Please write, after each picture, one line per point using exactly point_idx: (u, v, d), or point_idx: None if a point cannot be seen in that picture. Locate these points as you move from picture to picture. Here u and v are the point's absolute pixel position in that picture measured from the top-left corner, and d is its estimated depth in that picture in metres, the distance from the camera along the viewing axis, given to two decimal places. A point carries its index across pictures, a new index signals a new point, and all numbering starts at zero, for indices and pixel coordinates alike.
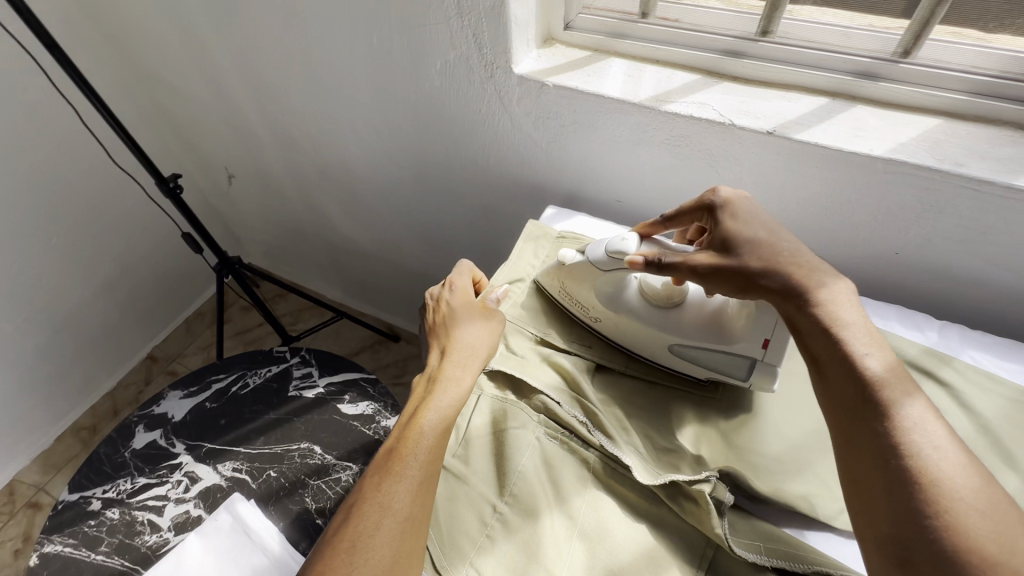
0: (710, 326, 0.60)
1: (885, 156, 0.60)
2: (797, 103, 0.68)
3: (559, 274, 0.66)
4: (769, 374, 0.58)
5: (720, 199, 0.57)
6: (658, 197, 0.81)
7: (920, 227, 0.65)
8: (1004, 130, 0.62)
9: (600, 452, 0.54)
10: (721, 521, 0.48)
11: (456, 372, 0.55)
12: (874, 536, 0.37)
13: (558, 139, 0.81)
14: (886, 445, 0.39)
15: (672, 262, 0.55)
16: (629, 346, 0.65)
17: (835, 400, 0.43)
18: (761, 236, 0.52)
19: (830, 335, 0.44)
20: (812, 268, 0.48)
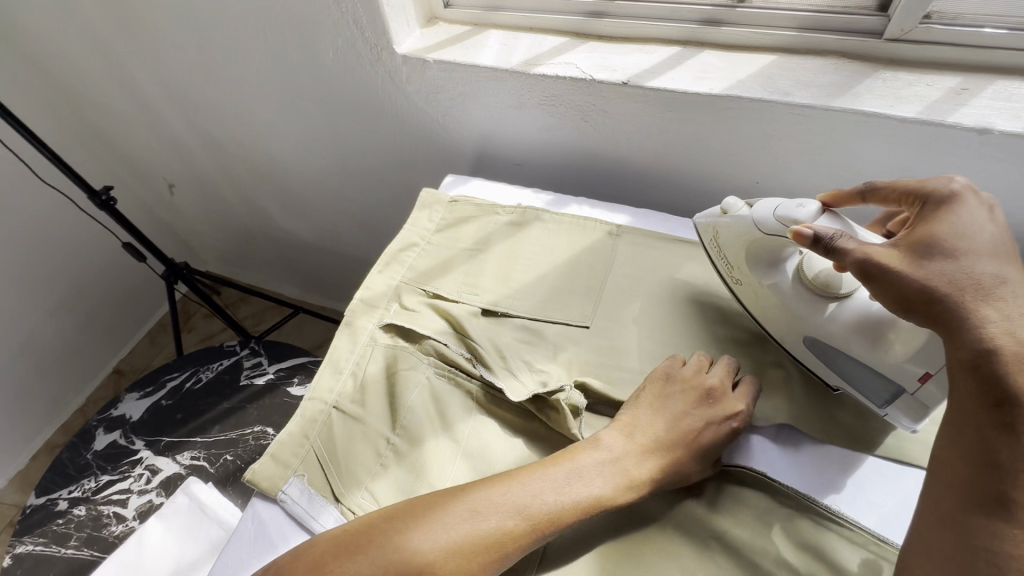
0: (866, 329, 0.51)
1: (723, 94, 0.67)
2: (652, 55, 0.74)
3: (717, 223, 0.62)
4: (910, 409, 0.51)
5: (953, 190, 0.48)
6: (548, 156, 0.87)
7: (770, 156, 0.71)
8: (830, 59, 0.68)
9: (481, 382, 0.60)
10: (575, 423, 0.56)
11: (577, 452, 0.53)
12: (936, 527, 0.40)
13: (452, 111, 0.87)
14: (1005, 557, 0.37)
15: (842, 246, 0.48)
16: (760, 318, 0.61)
17: (967, 473, 0.40)
18: (967, 255, 0.44)
19: (1001, 404, 0.39)
20: (1019, 321, 0.41)
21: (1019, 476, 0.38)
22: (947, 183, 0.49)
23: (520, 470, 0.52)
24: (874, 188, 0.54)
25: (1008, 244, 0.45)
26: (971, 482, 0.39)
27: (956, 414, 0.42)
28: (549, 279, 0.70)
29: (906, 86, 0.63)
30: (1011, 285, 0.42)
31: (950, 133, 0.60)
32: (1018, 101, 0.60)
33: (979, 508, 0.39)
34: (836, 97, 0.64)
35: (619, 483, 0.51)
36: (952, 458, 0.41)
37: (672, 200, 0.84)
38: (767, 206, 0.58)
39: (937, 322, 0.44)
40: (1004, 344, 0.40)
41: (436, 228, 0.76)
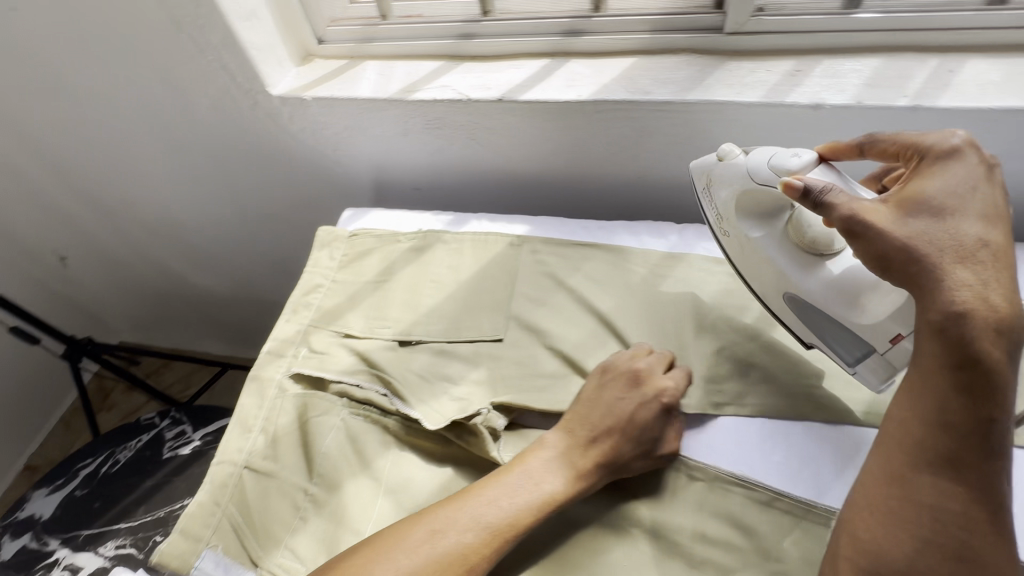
0: (839, 287, 0.53)
1: (591, 99, 0.70)
2: (523, 69, 0.77)
3: (711, 171, 0.60)
4: (879, 369, 0.52)
5: (953, 146, 0.48)
6: (446, 177, 0.88)
7: (647, 150, 0.75)
8: (684, 56, 0.73)
9: (398, 416, 0.59)
10: (494, 446, 0.56)
11: (529, 463, 0.53)
12: (890, 486, 0.44)
13: (342, 144, 0.86)
14: (946, 512, 0.42)
15: (832, 201, 0.48)
16: (745, 272, 0.62)
17: (928, 436, 0.43)
18: (950, 219, 0.45)
19: (966, 368, 0.42)
20: (989, 284, 0.43)
21: (969, 437, 0.42)
22: (946, 136, 0.49)
23: (474, 487, 0.52)
24: (871, 139, 0.53)
25: (992, 206, 0.46)
26: (926, 442, 0.43)
27: (920, 370, 0.45)
28: (457, 299, 0.70)
29: (749, 73, 0.69)
30: (989, 249, 0.44)
31: (792, 111, 0.65)
32: (844, 76, 0.66)
33: (931, 469, 0.43)
34: (690, 91, 0.68)
35: (566, 483, 0.52)
36: (913, 421, 0.44)
37: (571, 203, 0.86)
38: (762, 154, 0.57)
39: (914, 283, 0.45)
40: (971, 307, 0.42)
41: (339, 265, 0.75)
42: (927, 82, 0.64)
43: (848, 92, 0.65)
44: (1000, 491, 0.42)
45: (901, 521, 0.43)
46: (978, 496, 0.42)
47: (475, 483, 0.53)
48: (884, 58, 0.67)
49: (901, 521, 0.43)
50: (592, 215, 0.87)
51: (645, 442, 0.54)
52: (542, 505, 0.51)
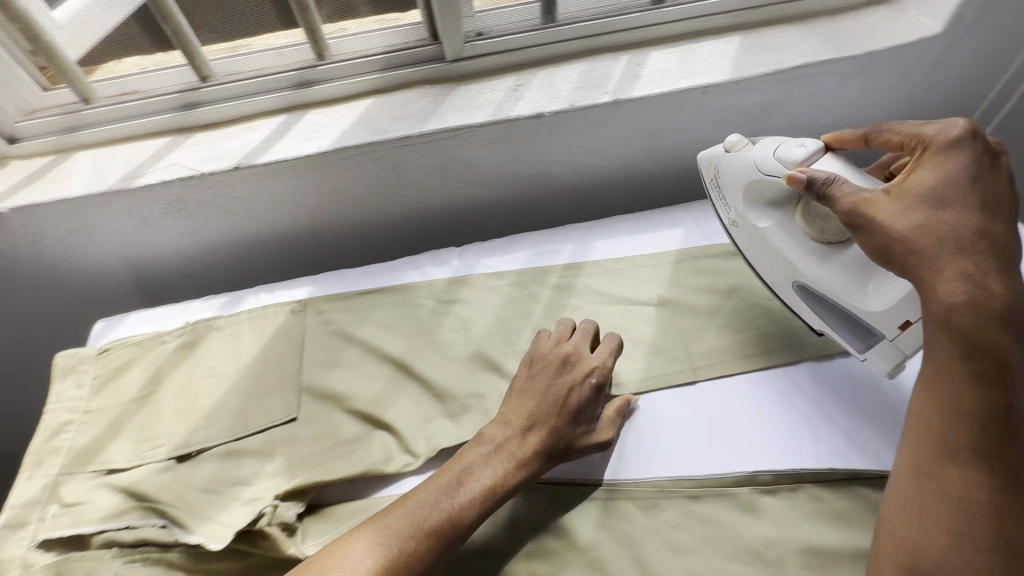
0: (848, 268, 0.55)
1: (332, 148, 0.69)
2: (260, 130, 0.73)
3: (720, 160, 0.62)
4: (889, 356, 0.54)
5: (955, 136, 0.49)
6: (215, 256, 0.80)
7: (409, 185, 0.76)
8: (417, 89, 0.75)
9: (182, 546, 0.52)
10: (290, 540, 0.52)
11: (456, 466, 0.52)
12: (917, 482, 0.46)
13: (75, 249, 0.75)
14: (972, 501, 0.44)
15: (836, 193, 0.51)
16: (755, 264, 0.63)
17: (952, 425, 0.45)
18: (948, 213, 0.47)
19: (975, 355, 0.45)
20: (988, 274, 0.46)
21: (993, 426, 0.44)
22: (947, 126, 0.50)
23: (392, 506, 0.50)
24: (877, 130, 0.55)
25: (988, 202, 0.48)
26: (944, 432, 0.45)
27: (933, 364, 0.47)
28: (240, 389, 0.64)
29: (477, 95, 0.73)
30: (983, 245, 0.46)
31: (520, 123, 0.70)
32: (556, 83, 0.73)
33: (955, 458, 0.45)
34: (426, 121, 0.70)
35: (504, 473, 0.52)
36: (930, 410, 0.46)
37: (360, 250, 0.84)
38: (769, 143, 0.59)
39: (916, 275, 0.48)
40: (969, 300, 0.45)
41: (92, 391, 0.64)
42: (622, 77, 0.72)
43: (562, 97, 0.71)
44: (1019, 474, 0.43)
45: (926, 509, 0.45)
46: (1000, 484, 0.43)
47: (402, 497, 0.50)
48: (587, 62, 0.75)
49: (920, 508, 0.45)
50: (385, 256, 0.86)
51: (575, 423, 0.54)
52: (480, 502, 0.50)
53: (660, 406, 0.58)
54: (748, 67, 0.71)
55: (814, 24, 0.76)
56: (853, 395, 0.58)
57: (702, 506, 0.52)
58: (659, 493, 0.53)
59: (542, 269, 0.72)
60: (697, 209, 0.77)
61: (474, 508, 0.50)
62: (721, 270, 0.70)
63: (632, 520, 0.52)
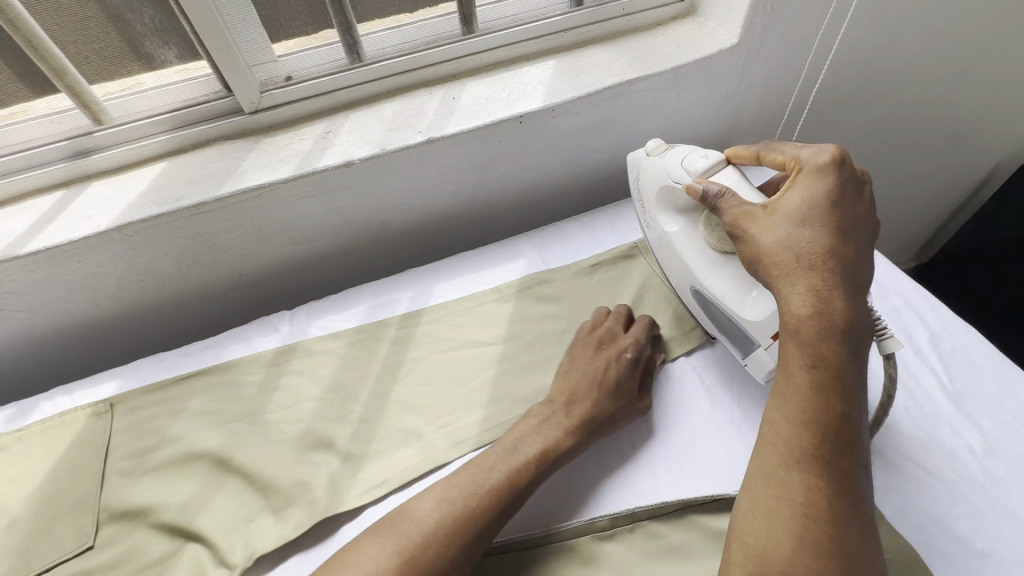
0: (735, 279, 0.55)
1: (112, 226, 0.61)
2: (29, 212, 0.64)
3: (641, 162, 0.63)
4: (763, 363, 0.52)
5: (827, 160, 0.48)
6: (6, 358, 0.70)
7: (223, 250, 0.69)
8: (217, 146, 0.69)
9: None
10: None
11: (424, 515, 0.47)
12: (767, 489, 0.42)
13: None
14: (811, 508, 0.39)
15: (719, 205, 0.51)
16: (665, 266, 0.63)
17: (802, 425, 0.41)
18: (804, 229, 0.45)
19: (825, 370, 0.42)
20: (837, 291, 0.43)
21: (833, 435, 0.41)
22: (820, 150, 0.49)
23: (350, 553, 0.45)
24: (767, 149, 0.54)
25: (847, 228, 0.46)
26: (792, 437, 0.42)
27: (784, 371, 0.44)
28: (24, 520, 0.55)
29: (283, 147, 0.67)
30: (836, 264, 0.44)
31: (329, 174, 0.65)
32: (368, 126, 0.69)
33: (801, 462, 0.41)
34: (223, 183, 0.64)
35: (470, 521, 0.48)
36: (784, 416, 0.43)
37: (189, 323, 0.76)
38: (677, 154, 0.59)
39: (776, 287, 0.46)
40: (817, 313, 0.42)
41: None
42: (436, 112, 0.70)
43: (372, 141, 0.67)
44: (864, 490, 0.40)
45: (777, 517, 0.40)
46: (839, 492, 0.39)
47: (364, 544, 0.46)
48: (401, 100, 0.71)
49: (771, 519, 0.40)
50: (221, 326, 0.79)
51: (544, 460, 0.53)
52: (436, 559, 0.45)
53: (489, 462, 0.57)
54: (562, 91, 0.70)
55: (624, 42, 0.76)
56: (684, 417, 0.57)
57: (543, 565, 0.50)
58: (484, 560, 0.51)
59: (380, 323, 0.68)
60: (539, 237, 0.76)
61: (445, 555, 0.46)
62: (562, 298, 0.69)
63: None
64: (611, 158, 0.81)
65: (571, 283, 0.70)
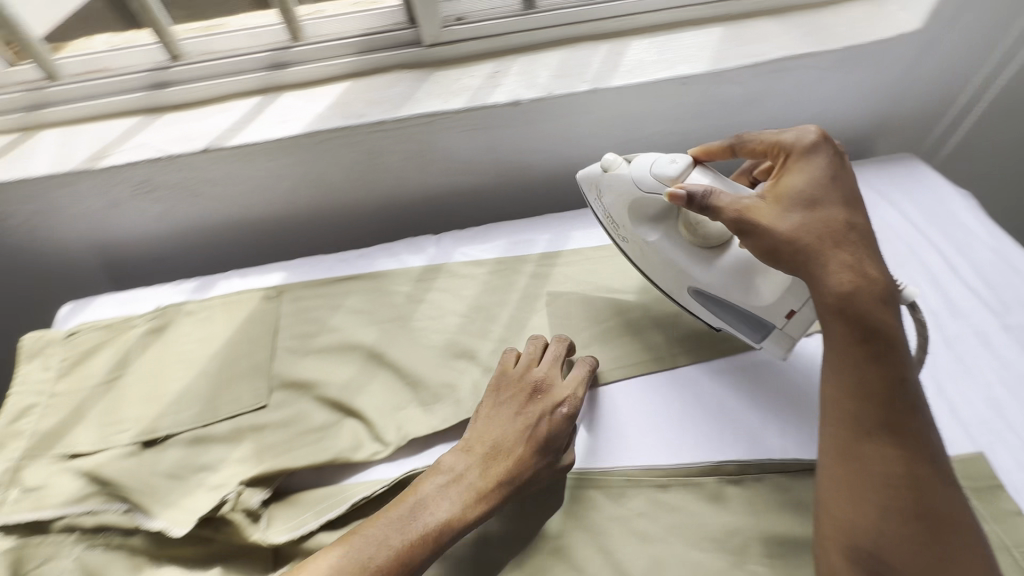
0: (741, 273, 0.55)
1: (304, 132, 0.67)
2: (231, 112, 0.71)
3: (599, 181, 0.61)
4: (783, 340, 0.55)
5: (812, 141, 0.50)
6: (186, 241, 0.79)
7: (385, 170, 0.74)
8: (394, 74, 0.74)
9: (145, 531, 0.52)
10: (256, 525, 0.51)
11: (422, 492, 0.49)
12: (843, 464, 0.44)
13: (41, 232, 0.73)
14: (894, 473, 0.42)
15: (718, 203, 0.50)
16: (649, 275, 0.62)
17: (866, 403, 0.44)
18: (819, 207, 0.47)
19: (873, 343, 0.44)
20: (865, 261, 0.46)
21: (893, 400, 0.43)
22: (805, 133, 0.51)
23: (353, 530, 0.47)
24: (740, 140, 0.55)
25: (849, 197, 0.49)
26: (857, 413, 0.44)
27: (831, 349, 0.46)
28: (209, 375, 0.63)
29: (455, 81, 0.72)
30: (855, 235, 0.47)
31: (497, 111, 0.69)
32: (535, 71, 0.72)
33: (871, 434, 0.43)
34: (402, 107, 0.69)
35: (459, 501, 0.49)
36: (841, 393, 0.45)
37: (338, 234, 0.83)
38: (644, 161, 0.58)
39: (804, 270, 0.47)
40: (858, 289, 0.45)
41: (57, 375, 0.63)
42: (601, 65, 0.72)
43: (539, 85, 0.70)
44: (938, 437, 0.44)
45: (860, 493, 0.43)
46: (916, 452, 0.42)
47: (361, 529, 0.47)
48: (568, 50, 0.74)
49: (858, 497, 0.43)
50: (361, 243, 0.86)
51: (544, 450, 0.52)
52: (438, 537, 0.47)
53: (633, 395, 0.59)
54: (728, 58, 0.71)
55: (794, 16, 0.75)
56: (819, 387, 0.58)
57: (670, 495, 0.53)
58: (625, 481, 0.53)
59: (520, 258, 0.72)
60: None
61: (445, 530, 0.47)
62: None
63: (600, 508, 0.52)
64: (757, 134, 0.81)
65: None
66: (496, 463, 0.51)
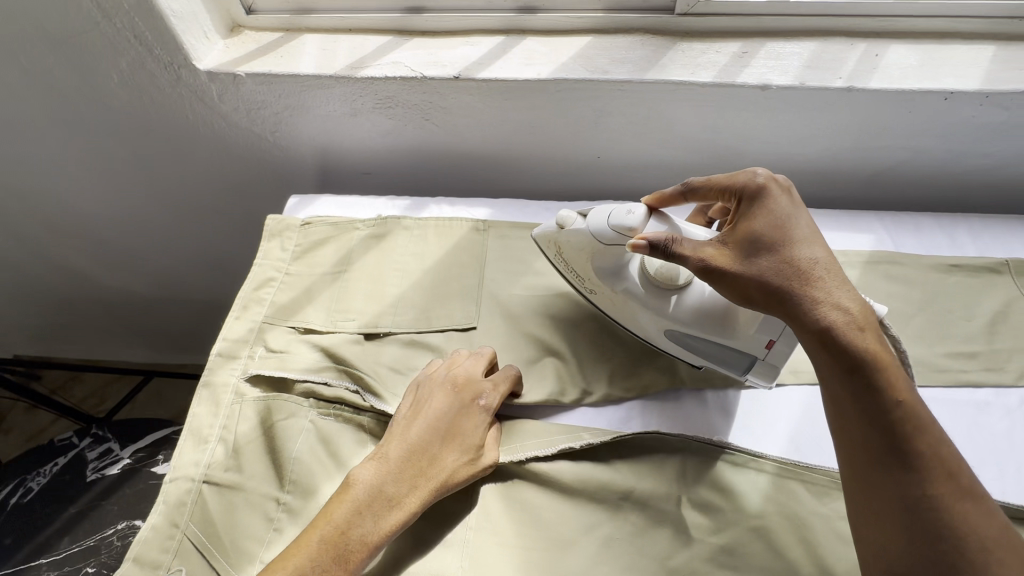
0: (711, 314, 0.54)
1: (551, 77, 0.69)
2: (477, 47, 0.74)
3: (556, 237, 0.60)
4: (767, 371, 0.55)
5: (759, 183, 0.51)
6: (395, 160, 0.84)
7: (604, 130, 0.75)
8: (637, 37, 0.73)
9: (373, 413, 0.57)
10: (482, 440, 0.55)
11: (393, 462, 0.49)
12: (861, 495, 0.43)
13: (281, 126, 0.79)
14: (914, 498, 0.41)
15: (680, 251, 0.50)
16: (622, 321, 0.61)
17: (859, 431, 0.43)
18: (789, 238, 0.48)
19: (856, 371, 0.43)
20: (842, 292, 0.46)
21: (903, 429, 0.42)
22: (753, 176, 0.51)
23: (330, 501, 0.47)
24: (691, 185, 0.56)
25: (812, 226, 0.49)
26: (866, 446, 0.43)
27: (829, 386, 0.45)
28: (424, 287, 0.67)
29: (701, 54, 0.71)
30: (823, 264, 0.47)
31: (743, 91, 0.68)
32: (786, 58, 0.70)
33: (882, 464, 0.42)
34: (648, 70, 0.69)
35: (429, 477, 0.49)
36: (845, 432, 0.44)
37: (529, 181, 0.86)
38: (601, 215, 0.57)
39: (786, 308, 0.46)
40: (834, 318, 0.45)
41: (292, 257, 0.69)
42: (858, 65, 0.69)
43: (791, 73, 0.68)
44: (948, 452, 0.42)
45: (881, 521, 0.42)
46: (935, 473, 0.41)
47: (332, 498, 0.47)
48: (821, 42, 0.71)
49: (873, 519, 0.42)
50: (547, 195, 0.88)
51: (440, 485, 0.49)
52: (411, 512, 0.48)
53: None
54: (1005, 81, 0.66)
55: None
56: None
57: None
58: (833, 484, 0.53)
59: None
60: (889, 219, 0.75)
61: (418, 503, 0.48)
62: (911, 282, 0.68)
63: (805, 504, 0.52)
64: (993, 168, 0.76)
65: (922, 272, 0.69)
66: (464, 444, 0.52)
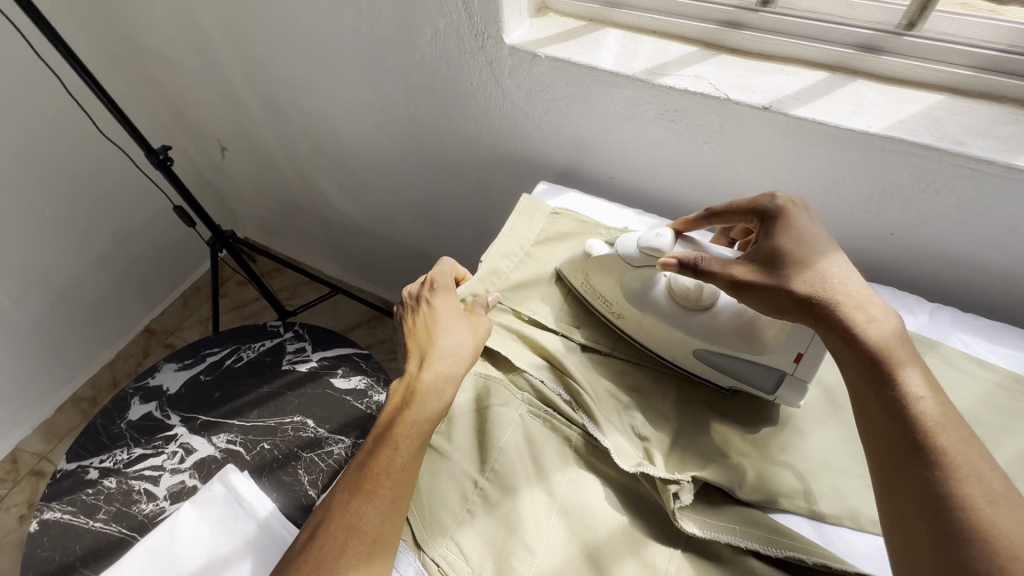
0: (742, 331, 0.55)
1: (883, 133, 0.58)
2: (794, 79, 0.65)
3: (584, 264, 0.63)
4: (796, 390, 0.54)
5: (777, 205, 0.52)
6: (649, 174, 0.79)
7: (918, 209, 0.63)
8: (1008, 108, 0.59)
9: (582, 430, 0.55)
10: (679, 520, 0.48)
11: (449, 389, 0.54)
12: (897, 522, 0.38)
13: (552, 112, 0.79)
14: (943, 503, 0.36)
15: (709, 269, 0.51)
16: (653, 348, 0.61)
17: (880, 440, 0.40)
18: (811, 253, 0.48)
19: (871, 370, 0.42)
20: (862, 303, 0.45)
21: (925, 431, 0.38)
22: (769, 198, 0.53)
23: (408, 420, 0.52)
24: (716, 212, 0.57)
25: (831, 239, 0.49)
26: (888, 453, 0.40)
27: (858, 404, 0.43)
28: None
29: None
30: (844, 273, 0.47)
31: None
32: None
33: (907, 471, 0.38)
34: (1020, 154, 0.55)
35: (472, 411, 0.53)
36: (877, 448, 0.41)
37: None
38: (630, 241, 0.59)
39: (815, 316, 0.46)
40: (853, 317, 0.44)
41: (534, 240, 0.70)
42: None
43: None
44: (980, 457, 0.37)
45: (911, 536, 0.37)
46: (963, 477, 0.36)
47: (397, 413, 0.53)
48: None
49: (904, 539, 0.37)
50: None
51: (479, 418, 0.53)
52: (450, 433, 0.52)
53: None
54: None
55: None
56: None
57: None
58: None
59: None
60: None
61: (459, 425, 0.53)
62: None
63: None
64: None
65: None
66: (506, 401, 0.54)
